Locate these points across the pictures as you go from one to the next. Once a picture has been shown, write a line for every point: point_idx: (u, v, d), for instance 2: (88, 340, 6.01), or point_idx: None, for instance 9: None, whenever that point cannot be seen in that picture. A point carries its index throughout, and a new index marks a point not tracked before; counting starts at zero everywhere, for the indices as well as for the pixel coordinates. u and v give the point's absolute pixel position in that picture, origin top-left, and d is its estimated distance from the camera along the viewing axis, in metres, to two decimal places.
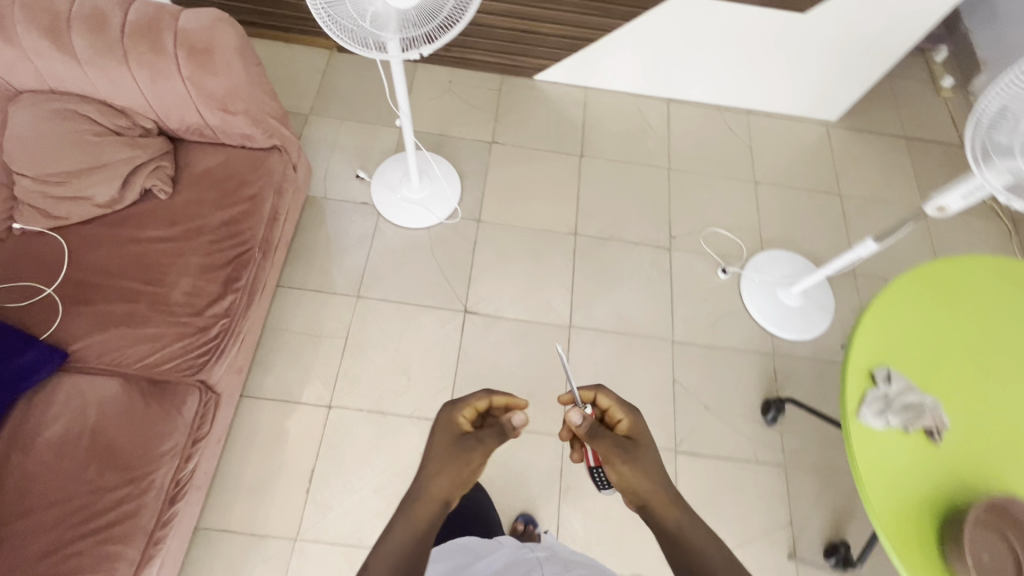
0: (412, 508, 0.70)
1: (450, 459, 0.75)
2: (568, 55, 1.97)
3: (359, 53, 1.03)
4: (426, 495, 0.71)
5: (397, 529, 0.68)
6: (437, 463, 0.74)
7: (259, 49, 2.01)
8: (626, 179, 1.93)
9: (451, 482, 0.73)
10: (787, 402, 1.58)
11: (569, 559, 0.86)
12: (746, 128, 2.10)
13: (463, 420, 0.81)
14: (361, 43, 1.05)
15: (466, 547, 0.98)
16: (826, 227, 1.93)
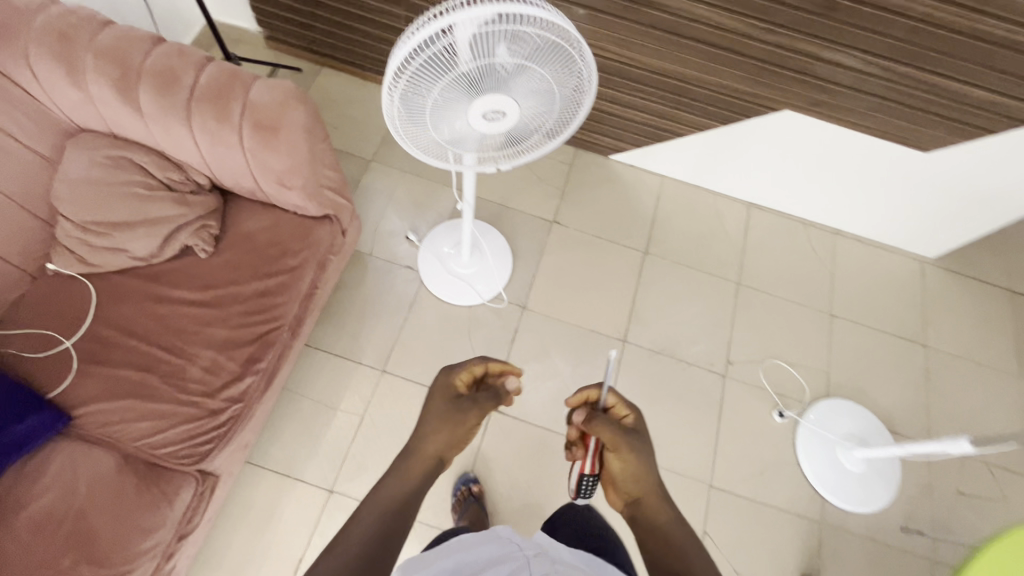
0: (404, 464, 0.73)
1: (446, 417, 0.77)
2: (652, 144, 1.83)
3: (437, 165, 0.99)
4: (420, 451, 0.74)
5: (382, 489, 0.70)
6: (435, 422, 0.77)
7: (335, 83, 1.96)
8: (689, 288, 1.78)
9: (445, 441, 0.76)
10: None
11: (564, 560, 0.65)
12: (831, 251, 1.91)
13: (458, 383, 0.83)
14: (439, 154, 0.98)
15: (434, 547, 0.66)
16: (904, 382, 1.72)
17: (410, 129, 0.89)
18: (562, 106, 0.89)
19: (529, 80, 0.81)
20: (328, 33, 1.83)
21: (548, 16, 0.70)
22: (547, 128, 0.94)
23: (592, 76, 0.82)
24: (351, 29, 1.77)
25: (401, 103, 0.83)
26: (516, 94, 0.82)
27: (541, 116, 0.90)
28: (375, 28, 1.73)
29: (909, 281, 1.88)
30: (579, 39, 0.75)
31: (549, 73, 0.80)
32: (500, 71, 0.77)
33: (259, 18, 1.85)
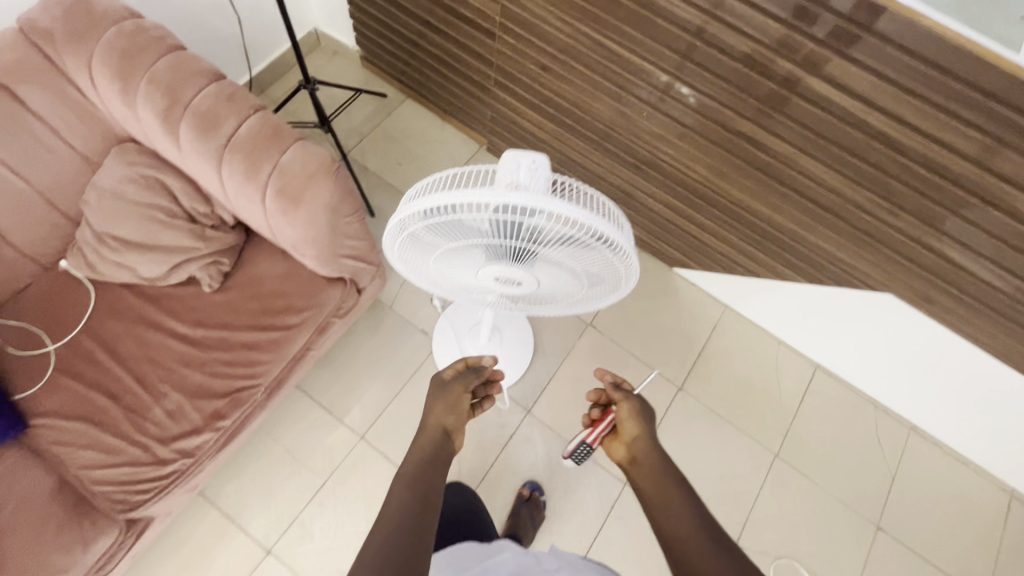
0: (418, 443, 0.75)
1: (442, 392, 0.85)
2: (721, 272, 1.63)
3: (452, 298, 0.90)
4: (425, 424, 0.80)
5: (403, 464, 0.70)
6: (433, 396, 0.85)
7: (415, 117, 1.90)
8: (717, 442, 1.57)
9: (442, 411, 0.82)
10: None
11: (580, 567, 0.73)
12: (899, 449, 1.62)
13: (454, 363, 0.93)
14: (453, 290, 0.88)
15: (457, 555, 0.81)
16: None
17: (411, 261, 0.76)
18: (588, 289, 0.76)
19: (556, 263, 0.68)
20: (420, 70, 1.77)
21: (595, 223, 0.57)
22: (567, 298, 0.81)
23: (631, 279, 0.70)
24: (441, 73, 1.71)
25: (405, 241, 0.71)
26: (537, 270, 0.70)
27: (562, 289, 0.77)
28: (464, 79, 1.66)
29: (987, 516, 1.55)
30: (627, 249, 0.63)
31: (582, 263, 0.67)
32: (525, 249, 0.65)
33: (360, 39, 1.83)
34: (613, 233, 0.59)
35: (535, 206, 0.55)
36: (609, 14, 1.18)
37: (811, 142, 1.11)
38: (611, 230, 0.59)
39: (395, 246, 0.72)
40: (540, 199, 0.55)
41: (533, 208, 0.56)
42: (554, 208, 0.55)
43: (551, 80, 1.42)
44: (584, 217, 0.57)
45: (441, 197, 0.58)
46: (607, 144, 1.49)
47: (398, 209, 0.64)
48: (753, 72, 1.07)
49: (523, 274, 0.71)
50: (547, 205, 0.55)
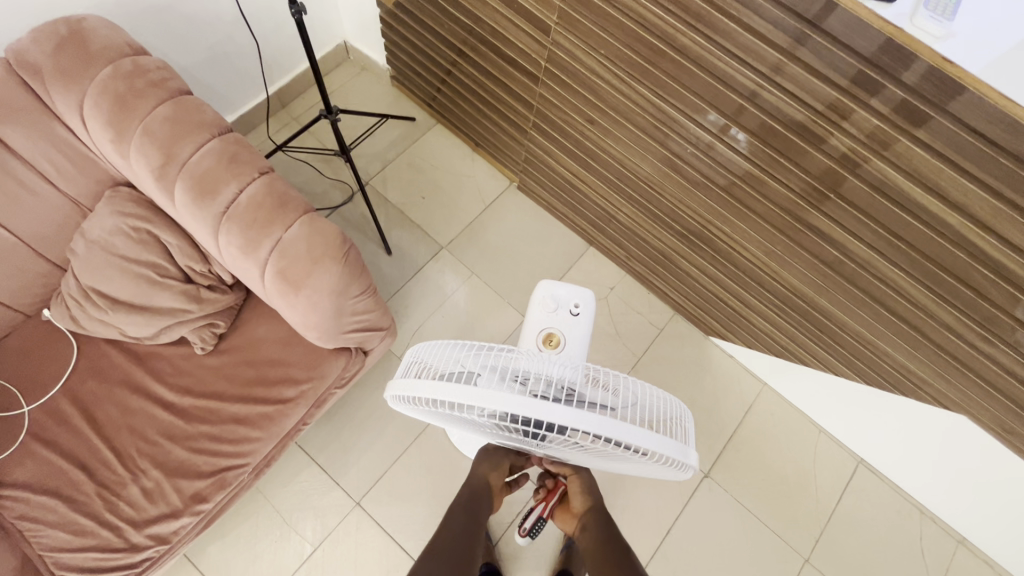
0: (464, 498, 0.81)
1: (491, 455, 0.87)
2: (763, 352, 1.48)
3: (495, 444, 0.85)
4: (473, 474, 0.84)
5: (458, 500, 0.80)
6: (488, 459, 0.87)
7: (442, 143, 1.77)
8: (741, 540, 1.43)
9: (495, 471, 0.85)
10: None
11: None
12: (945, 563, 1.44)
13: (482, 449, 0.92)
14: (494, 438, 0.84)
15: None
16: None
17: (419, 416, 0.69)
18: (622, 465, 0.69)
19: (591, 452, 0.62)
20: (452, 98, 1.64)
21: (620, 436, 0.50)
22: (592, 465, 0.74)
23: (674, 473, 0.63)
24: (475, 105, 1.58)
25: (426, 412, 0.67)
26: (567, 453, 0.63)
27: (590, 461, 0.70)
28: (500, 116, 1.53)
29: None
30: (679, 460, 0.56)
31: (621, 458, 0.61)
32: (558, 442, 0.58)
33: (390, 58, 1.70)
34: (667, 451, 0.53)
35: (583, 428, 0.49)
36: (671, 76, 1.02)
37: (896, 251, 0.95)
38: (664, 448, 0.53)
39: (409, 408, 0.66)
40: (588, 419, 0.49)
41: (579, 427, 0.50)
42: (604, 429, 0.50)
43: (595, 133, 1.28)
44: (625, 436, 0.50)
45: (471, 394, 0.52)
46: (651, 207, 1.34)
47: (416, 384, 0.57)
48: (834, 165, 0.91)
49: (549, 450, 0.64)
50: (595, 429, 0.49)
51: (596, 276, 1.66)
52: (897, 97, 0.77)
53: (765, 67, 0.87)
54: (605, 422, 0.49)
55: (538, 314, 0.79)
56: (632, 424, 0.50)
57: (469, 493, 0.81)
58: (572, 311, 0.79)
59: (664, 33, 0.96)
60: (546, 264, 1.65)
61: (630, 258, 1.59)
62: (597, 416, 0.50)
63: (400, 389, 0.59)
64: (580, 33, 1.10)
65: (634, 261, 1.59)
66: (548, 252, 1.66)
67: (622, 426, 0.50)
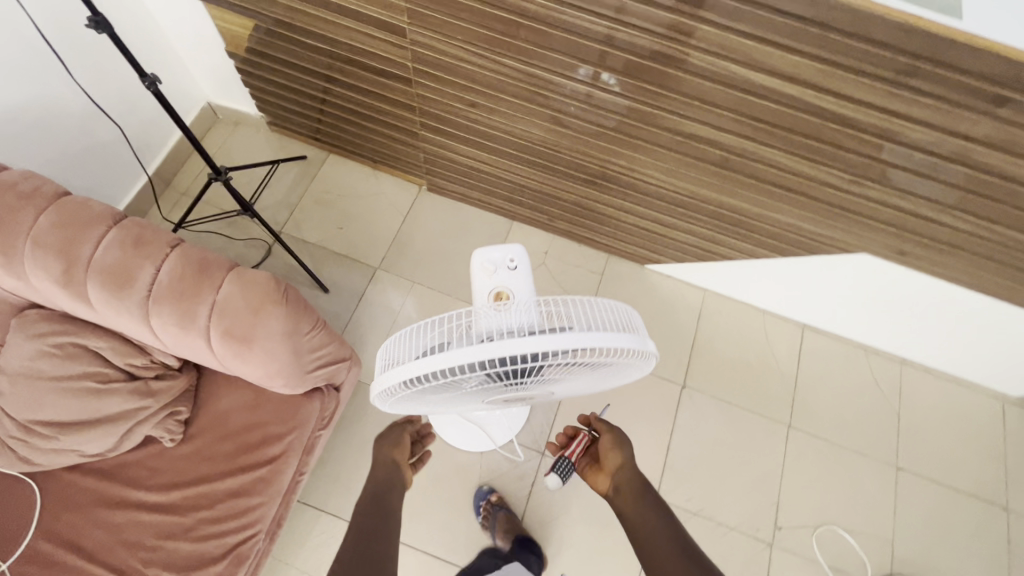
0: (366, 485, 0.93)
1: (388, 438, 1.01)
2: (694, 261, 1.61)
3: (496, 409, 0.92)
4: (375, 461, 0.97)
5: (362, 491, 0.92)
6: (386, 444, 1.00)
7: (341, 171, 1.77)
8: (731, 430, 1.56)
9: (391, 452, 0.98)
10: None
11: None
12: (896, 385, 1.65)
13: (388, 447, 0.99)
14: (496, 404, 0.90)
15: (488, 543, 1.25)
16: (983, 556, 1.47)
17: (410, 400, 0.75)
18: (601, 377, 0.75)
19: (566, 373, 0.68)
20: (334, 124, 1.64)
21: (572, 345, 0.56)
22: (576, 389, 0.80)
23: (644, 364, 0.69)
24: (362, 124, 1.59)
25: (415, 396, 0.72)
26: (551, 385, 0.69)
27: (573, 384, 0.77)
28: (388, 127, 1.55)
29: (989, 427, 1.61)
30: (640, 349, 0.62)
31: (594, 366, 0.67)
32: (533, 372, 0.65)
33: (261, 104, 1.67)
34: (623, 345, 0.59)
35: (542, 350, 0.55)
36: (530, 42, 1.10)
37: (766, 134, 1.07)
38: (624, 341, 0.58)
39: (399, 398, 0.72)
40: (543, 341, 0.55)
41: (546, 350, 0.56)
42: (568, 342, 0.56)
43: (482, 115, 1.34)
44: (578, 344, 0.56)
45: (441, 360, 0.58)
46: (557, 165, 1.42)
47: (391, 372, 0.62)
48: (691, 77, 1.02)
49: (532, 386, 0.71)
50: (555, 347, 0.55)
51: (530, 246, 1.73)
52: (720, 3, 0.87)
53: (607, 10, 0.96)
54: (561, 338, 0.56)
55: (481, 280, 0.83)
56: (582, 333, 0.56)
57: (375, 482, 0.93)
58: (510, 267, 0.82)
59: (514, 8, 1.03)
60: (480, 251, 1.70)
61: (551, 219, 1.67)
62: (559, 335, 0.56)
63: (381, 380, 0.64)
64: (435, 27, 1.14)
65: (556, 221, 1.67)
66: (477, 240, 1.71)
67: (573, 337, 0.56)
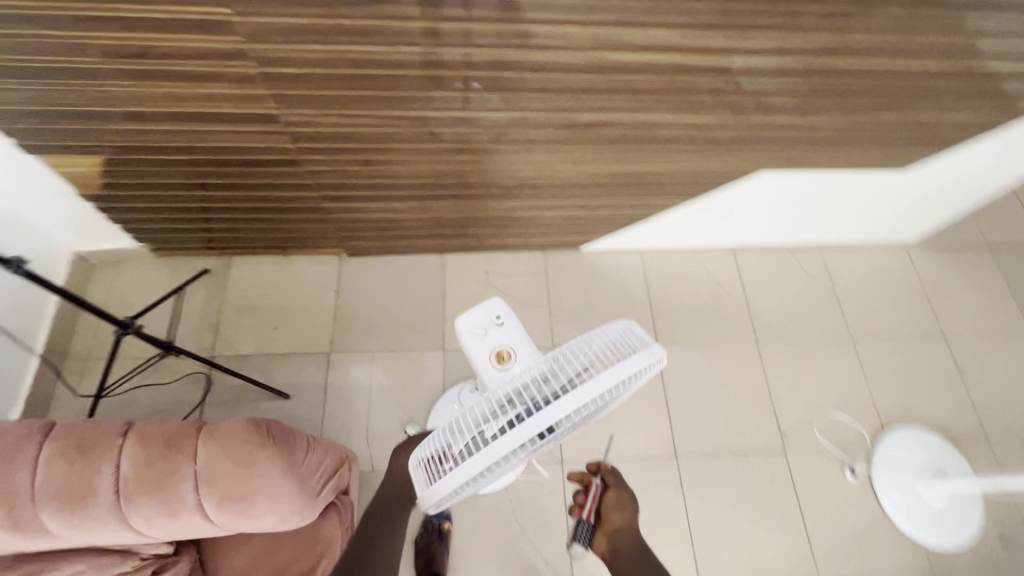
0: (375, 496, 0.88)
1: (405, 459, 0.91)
2: (622, 230, 1.69)
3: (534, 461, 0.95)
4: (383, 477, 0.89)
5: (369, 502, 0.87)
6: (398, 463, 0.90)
7: (251, 271, 1.65)
8: (712, 366, 1.67)
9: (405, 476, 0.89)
10: None
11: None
12: (824, 269, 1.83)
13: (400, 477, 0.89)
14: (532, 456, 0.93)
15: None
16: (940, 381, 1.70)
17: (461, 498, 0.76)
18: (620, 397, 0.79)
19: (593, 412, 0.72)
20: (223, 228, 1.52)
21: (595, 390, 0.60)
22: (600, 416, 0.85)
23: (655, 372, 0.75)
24: (256, 218, 1.49)
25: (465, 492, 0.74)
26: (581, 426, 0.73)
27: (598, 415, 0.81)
28: (285, 211, 1.47)
29: (903, 273, 1.84)
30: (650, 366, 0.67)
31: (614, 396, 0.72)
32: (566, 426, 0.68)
33: (136, 234, 1.53)
34: (636, 369, 0.64)
35: (573, 406, 0.59)
36: (402, 90, 1.05)
37: (654, 102, 1.12)
38: (635, 365, 0.63)
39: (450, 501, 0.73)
40: (571, 399, 0.60)
41: (576, 405, 0.60)
42: (592, 391, 0.60)
43: (381, 169, 1.31)
44: (600, 387, 0.61)
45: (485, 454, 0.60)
46: (470, 191, 1.42)
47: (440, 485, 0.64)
48: (570, 75, 1.03)
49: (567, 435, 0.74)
50: (583, 399, 0.60)
51: (469, 271, 1.72)
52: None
53: (463, 38, 0.92)
54: (584, 389, 0.60)
55: (475, 347, 0.84)
56: (599, 375, 0.61)
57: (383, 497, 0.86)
58: (498, 323, 0.84)
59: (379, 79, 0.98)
60: (424, 296, 1.67)
61: (480, 240, 1.68)
62: (580, 387, 0.60)
63: (431, 496, 0.66)
64: (303, 104, 1.08)
65: (486, 240, 1.68)
66: (417, 286, 1.68)
67: (593, 383, 0.61)
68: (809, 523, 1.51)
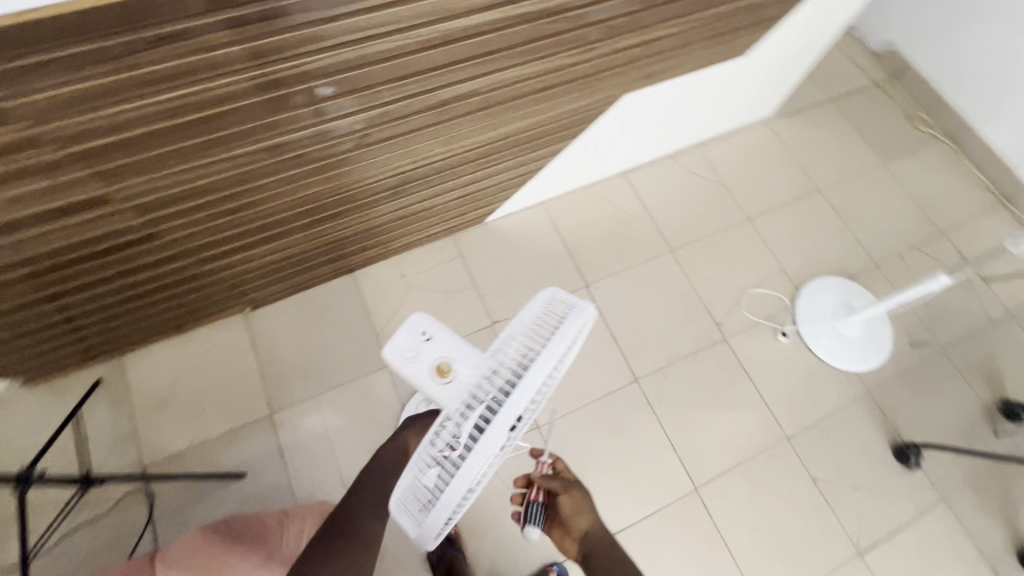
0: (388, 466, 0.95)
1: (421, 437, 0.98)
2: (518, 190, 1.68)
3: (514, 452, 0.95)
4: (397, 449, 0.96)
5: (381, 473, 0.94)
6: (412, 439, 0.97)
7: (151, 363, 1.49)
8: (641, 287, 1.74)
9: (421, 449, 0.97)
10: (921, 444, 1.60)
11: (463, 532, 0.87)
12: (706, 165, 1.95)
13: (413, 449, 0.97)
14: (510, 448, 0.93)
15: None
16: (828, 229, 1.90)
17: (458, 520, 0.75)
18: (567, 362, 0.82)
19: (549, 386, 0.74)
20: (97, 331, 1.34)
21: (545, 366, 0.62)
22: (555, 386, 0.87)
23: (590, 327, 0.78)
24: (131, 309, 1.32)
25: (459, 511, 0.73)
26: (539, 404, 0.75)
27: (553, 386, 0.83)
28: (162, 291, 1.31)
29: (770, 146, 2.00)
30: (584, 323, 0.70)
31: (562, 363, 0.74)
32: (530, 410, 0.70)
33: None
34: (573, 331, 0.66)
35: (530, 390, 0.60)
36: (236, 126, 0.92)
37: (505, 58, 1.07)
38: (571, 328, 0.66)
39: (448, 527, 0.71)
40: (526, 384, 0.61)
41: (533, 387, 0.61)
42: (543, 367, 0.62)
43: (252, 212, 1.19)
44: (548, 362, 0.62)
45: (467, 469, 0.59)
46: (356, 203, 1.34)
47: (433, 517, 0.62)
48: (413, 57, 0.95)
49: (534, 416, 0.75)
50: (537, 380, 0.61)
51: (383, 280, 1.66)
52: None
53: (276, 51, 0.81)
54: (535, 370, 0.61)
55: (416, 371, 0.82)
56: (544, 351, 0.63)
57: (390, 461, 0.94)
58: (425, 338, 0.83)
59: (209, 119, 0.86)
60: (349, 320, 1.60)
61: (384, 246, 1.61)
62: (531, 369, 0.62)
63: (428, 531, 0.64)
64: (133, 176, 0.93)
65: (390, 244, 1.62)
66: (337, 314, 1.60)
67: (541, 361, 0.62)
68: (764, 392, 1.66)
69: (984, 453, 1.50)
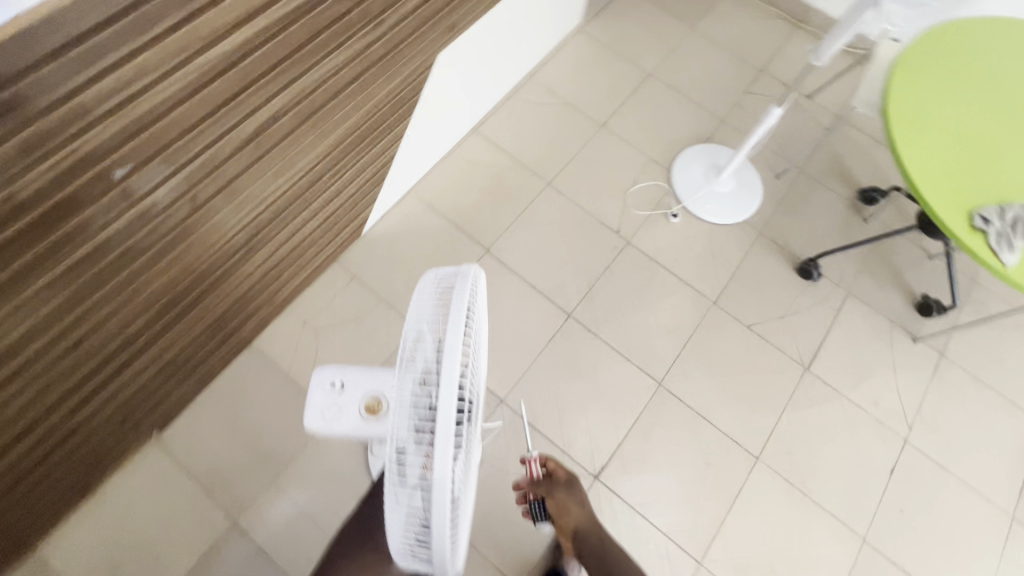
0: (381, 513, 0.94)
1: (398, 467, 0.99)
2: (380, 189, 1.60)
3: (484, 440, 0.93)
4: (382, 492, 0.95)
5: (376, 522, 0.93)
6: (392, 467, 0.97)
7: (76, 539, 1.30)
8: (537, 229, 1.76)
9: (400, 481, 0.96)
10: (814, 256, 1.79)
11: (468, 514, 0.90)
12: (545, 91, 1.96)
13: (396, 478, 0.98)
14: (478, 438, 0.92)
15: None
16: (672, 107, 2.00)
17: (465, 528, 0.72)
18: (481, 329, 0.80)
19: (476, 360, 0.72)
20: None
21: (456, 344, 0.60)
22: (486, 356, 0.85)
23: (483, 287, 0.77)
24: (20, 499, 1.12)
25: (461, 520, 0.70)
26: (480, 381, 0.73)
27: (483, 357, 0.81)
28: (47, 462, 1.12)
29: (593, 51, 2.05)
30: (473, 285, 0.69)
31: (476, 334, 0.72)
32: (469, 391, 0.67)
33: None
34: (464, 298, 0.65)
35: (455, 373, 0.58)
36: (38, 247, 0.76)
37: (303, 59, 0.97)
38: (463, 297, 0.64)
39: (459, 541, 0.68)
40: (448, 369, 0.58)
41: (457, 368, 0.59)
42: (456, 345, 0.59)
43: (105, 334, 1.02)
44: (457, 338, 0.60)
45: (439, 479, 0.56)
46: (217, 275, 1.20)
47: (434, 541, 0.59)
48: (205, 92, 0.83)
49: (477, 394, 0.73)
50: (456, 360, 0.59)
51: (287, 337, 1.54)
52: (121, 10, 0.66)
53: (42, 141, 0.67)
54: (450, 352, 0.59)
55: (344, 423, 0.84)
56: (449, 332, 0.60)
57: None
58: (338, 387, 0.84)
59: None
60: (272, 392, 1.48)
61: (271, 303, 1.48)
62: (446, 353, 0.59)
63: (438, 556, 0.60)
64: None
65: (276, 298, 1.49)
66: (256, 392, 1.47)
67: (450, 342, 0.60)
68: (680, 272, 1.76)
69: (862, 241, 1.70)
